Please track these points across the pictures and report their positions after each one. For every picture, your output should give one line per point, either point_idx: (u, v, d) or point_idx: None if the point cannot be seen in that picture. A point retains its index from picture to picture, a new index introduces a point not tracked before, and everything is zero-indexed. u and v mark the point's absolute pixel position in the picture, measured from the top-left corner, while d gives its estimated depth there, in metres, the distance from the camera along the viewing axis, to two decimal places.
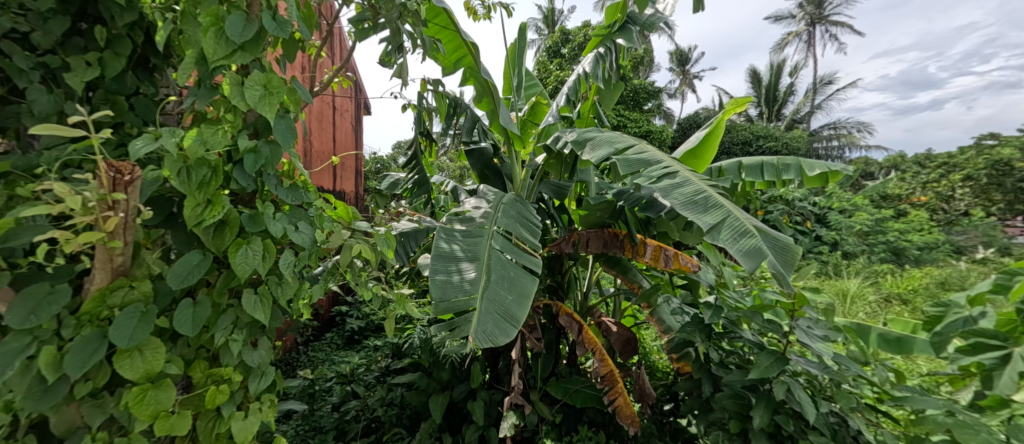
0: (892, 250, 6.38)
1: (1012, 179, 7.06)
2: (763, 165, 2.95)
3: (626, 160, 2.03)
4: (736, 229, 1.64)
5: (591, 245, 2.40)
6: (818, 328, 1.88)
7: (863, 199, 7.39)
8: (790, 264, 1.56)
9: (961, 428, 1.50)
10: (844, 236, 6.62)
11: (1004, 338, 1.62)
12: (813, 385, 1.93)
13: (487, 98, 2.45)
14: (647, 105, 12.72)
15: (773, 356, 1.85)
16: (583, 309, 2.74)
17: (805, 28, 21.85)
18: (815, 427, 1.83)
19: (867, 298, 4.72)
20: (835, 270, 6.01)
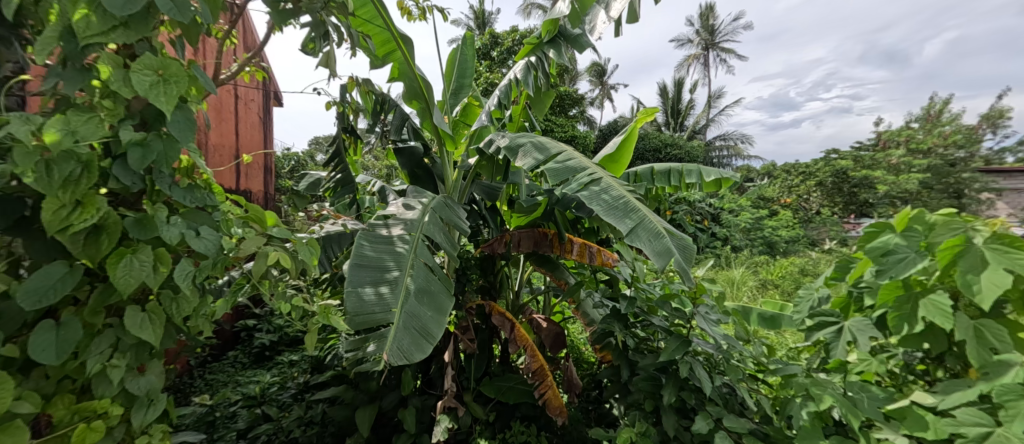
0: (767, 243, 7.32)
1: (849, 185, 8.75)
2: (671, 171, 3.17)
3: (554, 169, 2.06)
4: (651, 231, 1.75)
5: (523, 244, 2.42)
6: (713, 314, 2.09)
7: (745, 201, 8.34)
8: (690, 259, 1.73)
9: (815, 386, 1.63)
10: (733, 233, 7.39)
11: (837, 314, 1.82)
12: (710, 362, 2.07)
13: (417, 98, 2.38)
14: (572, 111, 13.21)
15: (678, 341, 1.97)
16: (515, 307, 2.78)
17: (700, 51, 24.05)
18: (710, 398, 2.01)
19: (749, 284, 5.31)
20: (725, 262, 6.68)
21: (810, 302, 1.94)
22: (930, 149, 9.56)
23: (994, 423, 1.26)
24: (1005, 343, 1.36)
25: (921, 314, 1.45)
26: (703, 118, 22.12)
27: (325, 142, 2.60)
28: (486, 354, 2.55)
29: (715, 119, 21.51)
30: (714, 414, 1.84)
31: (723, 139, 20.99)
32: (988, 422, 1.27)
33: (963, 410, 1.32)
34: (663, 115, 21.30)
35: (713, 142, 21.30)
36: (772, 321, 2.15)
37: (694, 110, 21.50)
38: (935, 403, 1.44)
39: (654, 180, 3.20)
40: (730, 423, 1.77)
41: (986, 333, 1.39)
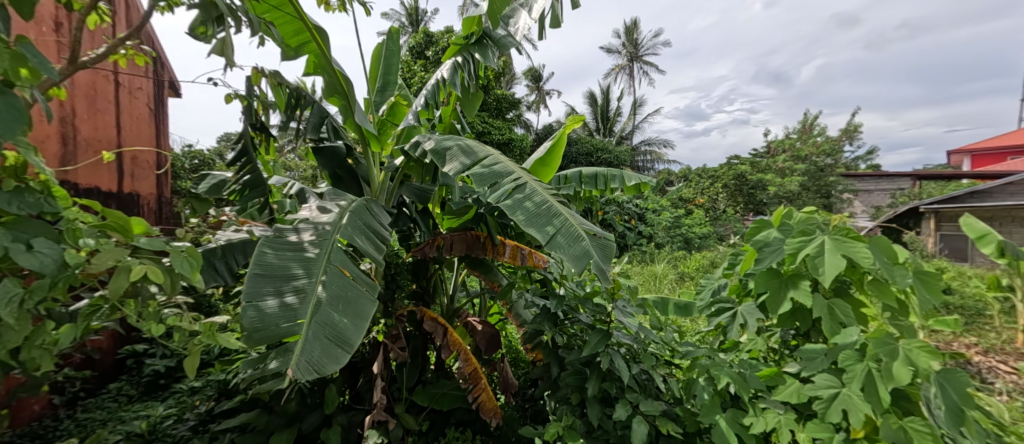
0: (684, 240, 7.88)
1: (747, 187, 9.85)
2: (597, 174, 3.27)
3: (478, 174, 2.02)
4: (569, 236, 1.78)
5: (456, 247, 2.36)
6: (630, 308, 2.24)
7: (665, 202, 8.86)
8: (609, 259, 1.78)
9: (714, 367, 1.82)
10: (656, 231, 7.85)
11: (732, 300, 2.15)
12: (631, 352, 2.14)
13: (337, 94, 2.24)
14: (509, 114, 13.25)
15: (600, 334, 2.05)
16: (449, 312, 2.69)
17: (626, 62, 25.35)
18: (628, 386, 2.10)
19: (669, 276, 5.67)
20: (649, 258, 7.07)
21: (712, 291, 2.24)
22: (807, 157, 11.24)
23: (840, 383, 1.63)
24: (848, 319, 1.76)
25: (791, 296, 1.83)
26: (628, 124, 23.34)
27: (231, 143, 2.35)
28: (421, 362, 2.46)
29: (638, 125, 22.81)
30: (632, 400, 1.95)
31: (646, 144, 22.22)
32: (836, 383, 1.64)
33: (820, 376, 1.67)
34: (593, 120, 22.13)
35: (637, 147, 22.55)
36: (687, 309, 2.30)
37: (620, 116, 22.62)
38: (798, 371, 1.81)
39: (582, 183, 3.28)
40: (645, 408, 1.88)
41: (836, 311, 1.79)
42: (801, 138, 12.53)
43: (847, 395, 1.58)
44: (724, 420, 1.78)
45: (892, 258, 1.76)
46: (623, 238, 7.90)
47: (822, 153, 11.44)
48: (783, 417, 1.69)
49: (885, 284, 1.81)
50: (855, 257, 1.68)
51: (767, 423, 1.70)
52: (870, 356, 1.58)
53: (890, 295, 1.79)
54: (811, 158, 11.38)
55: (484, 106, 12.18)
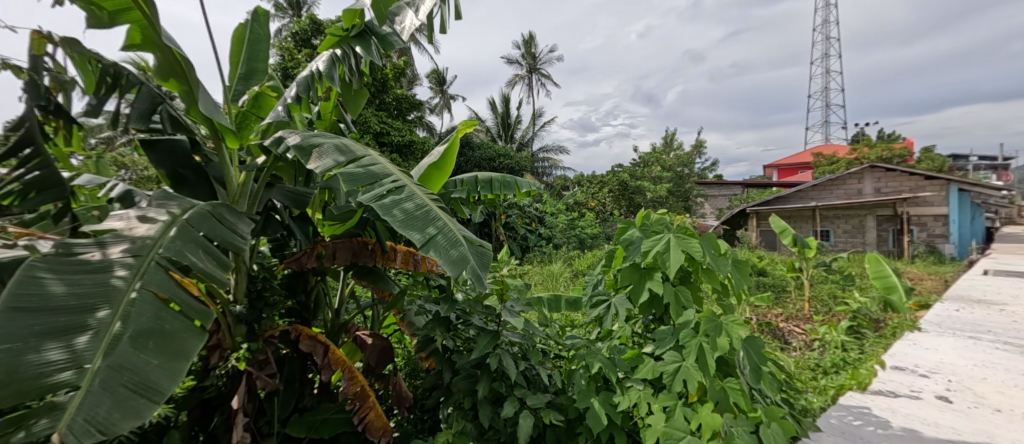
0: (578, 241, 8.34)
1: (629, 192, 10.83)
2: (492, 180, 3.23)
3: (351, 173, 1.83)
4: (449, 239, 1.70)
5: (338, 256, 2.11)
6: (517, 305, 2.16)
7: (560, 206, 9.21)
8: (486, 266, 1.72)
9: (587, 356, 1.95)
10: (554, 234, 8.16)
11: (608, 291, 2.30)
12: (522, 350, 2.15)
13: (173, 77, 1.88)
14: (410, 115, 12.72)
15: (490, 335, 2.00)
16: (334, 327, 2.41)
17: (526, 73, 26.07)
18: (518, 383, 2.07)
19: (565, 275, 5.90)
20: (548, 258, 7.30)
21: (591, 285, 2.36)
22: (671, 167, 12.98)
23: (681, 358, 1.89)
24: (688, 302, 2.04)
25: (647, 286, 2.04)
26: (527, 132, 24.02)
27: (4, 131, 1.80)
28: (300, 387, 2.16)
29: (535, 132, 23.67)
30: (519, 396, 1.95)
31: (544, 151, 22.94)
32: (679, 359, 1.89)
33: (668, 354, 1.93)
34: (494, 128, 22.43)
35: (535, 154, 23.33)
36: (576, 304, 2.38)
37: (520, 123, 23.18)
38: (653, 351, 2.06)
39: (477, 189, 3.19)
40: (532, 402, 1.89)
41: (680, 296, 2.05)
42: (672, 150, 14.17)
43: (687, 368, 1.85)
44: (597, 401, 1.89)
45: (717, 249, 2.04)
46: (525, 241, 8.02)
47: (682, 163, 13.22)
48: (643, 393, 1.90)
49: (714, 272, 2.10)
50: (690, 251, 1.92)
51: (632, 399, 1.88)
52: (701, 334, 1.87)
53: (716, 280, 2.09)
54: (675, 168, 13.18)
55: (382, 105, 11.56)
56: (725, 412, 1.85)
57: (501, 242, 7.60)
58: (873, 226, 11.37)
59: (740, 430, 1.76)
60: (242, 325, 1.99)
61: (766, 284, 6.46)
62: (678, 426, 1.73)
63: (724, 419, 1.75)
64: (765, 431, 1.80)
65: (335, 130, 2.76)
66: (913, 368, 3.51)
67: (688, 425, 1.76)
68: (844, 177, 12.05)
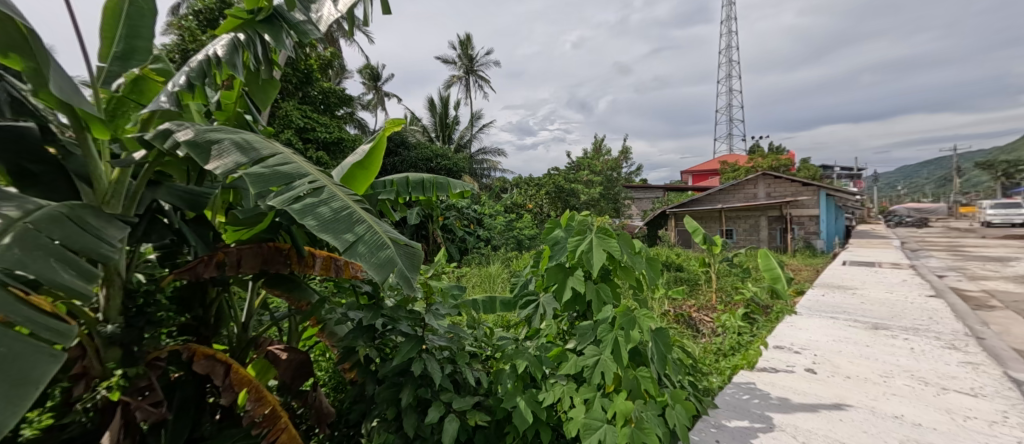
0: (517, 241, 8.46)
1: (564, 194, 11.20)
2: (424, 181, 3.17)
3: (259, 174, 1.67)
4: (374, 242, 1.63)
5: (244, 263, 1.91)
6: (444, 309, 2.13)
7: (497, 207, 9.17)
8: (417, 267, 1.68)
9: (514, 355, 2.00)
10: (493, 235, 8.14)
11: (535, 291, 2.37)
12: (451, 355, 2.08)
13: (14, 53, 1.58)
14: (340, 110, 12.03)
15: (414, 339, 1.94)
16: (242, 344, 2.18)
17: (462, 74, 25.75)
18: (444, 389, 2.02)
19: (502, 276, 5.93)
20: (486, 259, 7.28)
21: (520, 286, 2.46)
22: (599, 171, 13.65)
23: (599, 352, 1.99)
24: (607, 298, 2.16)
25: (569, 284, 2.12)
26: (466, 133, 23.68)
27: None
28: (196, 414, 1.94)
29: (473, 134, 23.39)
30: (445, 400, 1.91)
31: (483, 154, 22.63)
32: (598, 352, 2.00)
33: (588, 349, 2.02)
34: (433, 130, 21.93)
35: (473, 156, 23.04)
36: (510, 305, 2.44)
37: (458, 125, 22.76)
38: (575, 347, 2.14)
39: (408, 190, 3.09)
40: (458, 405, 1.88)
41: (601, 293, 2.17)
42: (601, 155, 14.83)
43: (604, 360, 1.96)
44: (522, 399, 1.92)
45: (632, 248, 2.19)
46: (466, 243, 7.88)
47: (611, 167, 13.94)
48: (566, 388, 1.99)
49: (630, 269, 2.24)
50: (611, 252, 2.03)
51: (556, 395, 1.95)
52: (616, 329, 1.99)
53: (632, 276, 2.24)
54: (605, 172, 13.89)
55: (307, 99, 10.84)
56: (637, 399, 1.95)
57: (438, 245, 7.43)
58: (765, 225, 12.82)
59: (649, 414, 1.86)
60: (115, 347, 1.70)
61: (682, 278, 7.05)
62: (595, 416, 1.84)
63: (636, 405, 1.85)
64: (670, 413, 1.98)
65: (239, 121, 2.53)
66: (789, 347, 4.02)
67: (605, 414, 1.87)
68: (742, 183, 13.64)
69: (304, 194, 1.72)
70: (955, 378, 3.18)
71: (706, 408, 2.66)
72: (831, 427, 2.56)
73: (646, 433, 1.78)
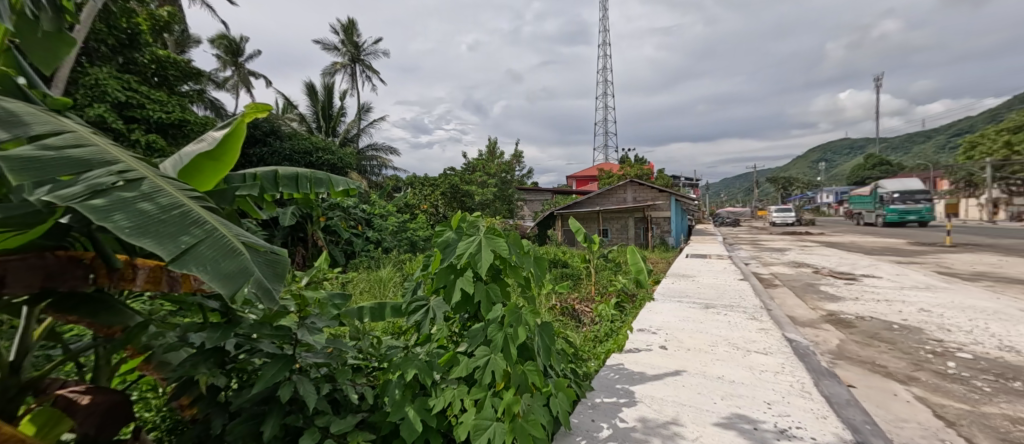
0: (410, 243, 8.41)
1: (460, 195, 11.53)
2: (298, 177, 3.11)
3: (30, 159, 1.54)
4: (222, 248, 1.59)
5: (15, 281, 1.59)
6: (320, 321, 2.20)
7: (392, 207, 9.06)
8: (279, 276, 1.70)
9: (405, 365, 2.17)
10: (384, 237, 8.02)
11: (425, 297, 2.54)
12: (329, 373, 2.21)
13: None
14: (182, 88, 10.56)
15: (282, 359, 1.94)
16: (20, 387, 1.75)
17: (347, 63, 24.21)
18: (319, 412, 2.10)
19: (393, 280, 5.94)
20: (376, 264, 7.16)
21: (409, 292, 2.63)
22: (492, 172, 14.25)
23: (490, 352, 2.22)
24: (496, 298, 2.37)
25: (460, 286, 2.31)
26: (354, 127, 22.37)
27: None
28: None
29: (363, 130, 22.13)
30: (321, 424, 1.98)
31: (373, 149, 21.71)
32: (488, 353, 2.22)
33: (478, 349, 2.24)
34: (313, 119, 20.44)
35: (364, 152, 21.83)
36: (400, 310, 2.57)
37: (344, 118, 21.38)
38: (466, 349, 2.38)
39: (279, 186, 3.00)
40: (337, 427, 1.96)
41: (490, 293, 2.38)
42: (495, 158, 15.32)
43: (494, 359, 2.19)
44: (412, 408, 2.11)
45: (520, 248, 2.42)
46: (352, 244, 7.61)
47: (505, 170, 14.64)
48: (456, 391, 2.19)
49: (518, 268, 2.47)
50: (498, 250, 2.26)
51: (445, 398, 2.15)
52: (506, 327, 2.22)
53: (521, 275, 2.46)
54: (499, 174, 14.54)
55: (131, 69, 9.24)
56: (524, 392, 2.22)
57: (320, 248, 7.06)
58: (632, 225, 14.67)
59: (535, 407, 2.19)
60: None
61: (567, 274, 7.80)
62: (485, 416, 2.08)
63: (521, 400, 2.14)
64: (553, 401, 2.32)
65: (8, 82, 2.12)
66: (649, 329, 4.71)
67: (494, 412, 2.12)
68: (615, 188, 15.47)
69: (112, 186, 1.60)
70: (755, 341, 4.15)
71: (583, 390, 2.89)
72: (676, 393, 3.04)
73: (530, 424, 2.08)
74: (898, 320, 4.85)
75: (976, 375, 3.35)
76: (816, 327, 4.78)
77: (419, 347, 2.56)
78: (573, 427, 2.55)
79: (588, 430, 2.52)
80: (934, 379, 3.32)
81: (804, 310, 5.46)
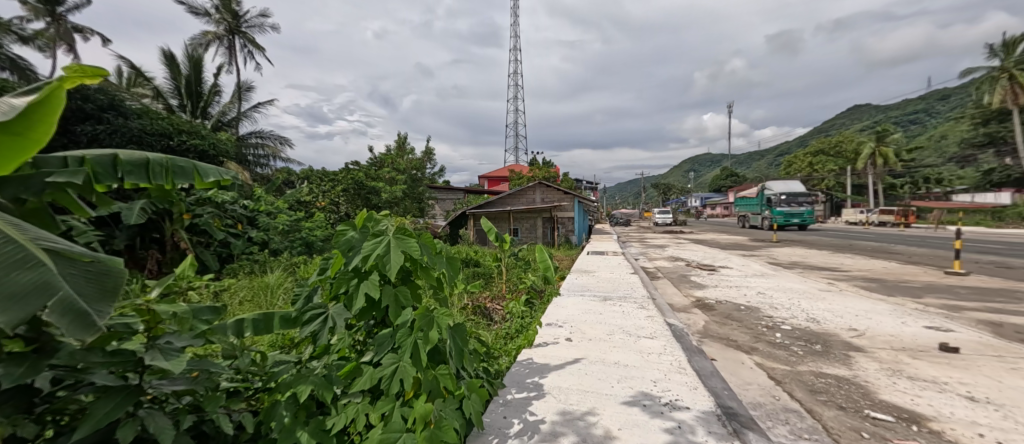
0: (305, 243, 7.92)
1: (364, 191, 11.35)
2: (149, 163, 2.49)
3: None
4: (16, 262, 1.48)
5: None
6: (180, 340, 1.84)
7: (281, 203, 8.85)
8: (104, 288, 1.61)
9: (298, 382, 2.03)
10: (271, 237, 7.49)
11: (322, 303, 2.36)
12: (195, 402, 1.91)
13: None
14: None
15: (122, 394, 1.62)
16: None
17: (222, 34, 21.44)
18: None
19: (282, 285, 5.63)
20: (262, 268, 6.68)
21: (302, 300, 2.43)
22: (403, 169, 14.29)
23: (398, 359, 2.11)
24: (406, 301, 2.28)
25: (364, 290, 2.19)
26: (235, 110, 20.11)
27: None
28: None
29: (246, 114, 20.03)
30: None
31: (257, 136, 18.40)
32: (397, 360, 2.11)
33: (386, 358, 2.13)
34: (174, 95, 16.97)
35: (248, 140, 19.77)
36: (293, 320, 2.37)
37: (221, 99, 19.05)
38: (371, 359, 2.25)
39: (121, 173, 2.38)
40: None
41: (400, 297, 2.28)
42: (404, 154, 15.14)
43: (403, 366, 2.08)
44: (307, 432, 1.99)
45: (432, 248, 2.39)
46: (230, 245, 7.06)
47: (414, 167, 14.81)
48: (360, 405, 2.08)
49: (430, 269, 2.41)
50: (408, 251, 2.18)
51: (347, 415, 2.04)
52: (416, 331, 2.13)
53: (432, 276, 2.41)
54: (408, 171, 14.55)
55: None
56: (436, 398, 2.11)
57: (186, 252, 6.39)
58: (542, 225, 15.37)
59: (448, 412, 2.09)
60: None
61: (479, 272, 8.06)
62: (394, 428, 1.96)
63: (434, 407, 2.04)
64: (466, 403, 2.22)
65: None
66: (556, 323, 5.06)
67: (404, 422, 2.01)
68: (525, 189, 16.07)
69: None
70: (642, 328, 4.72)
71: (496, 388, 2.76)
72: (579, 380, 3.25)
73: (443, 430, 1.97)
74: (744, 302, 5.84)
75: (795, 341, 4.23)
76: (687, 311, 5.56)
77: (315, 361, 2.40)
78: (486, 426, 2.53)
79: (500, 428, 2.53)
80: (768, 348, 4.12)
81: (678, 298, 6.33)
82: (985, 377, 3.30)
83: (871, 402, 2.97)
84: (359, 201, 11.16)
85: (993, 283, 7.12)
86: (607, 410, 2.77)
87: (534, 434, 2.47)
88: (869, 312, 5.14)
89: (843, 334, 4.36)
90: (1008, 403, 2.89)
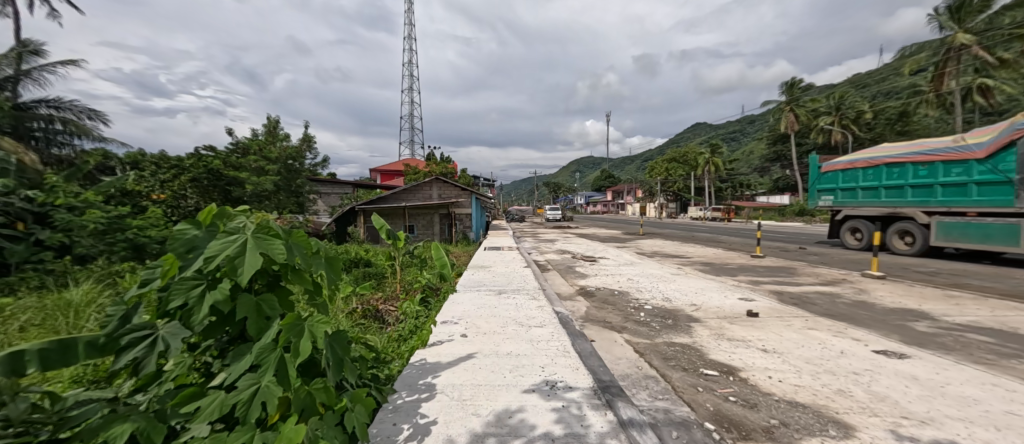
0: (132, 246, 6.40)
1: (223, 183, 10.46)
2: None
3: None
4: None
5: None
6: None
7: (93, 193, 6.56)
8: None
9: (110, 424, 1.63)
10: (75, 238, 5.85)
11: (148, 325, 1.86)
12: None
13: None
14: None
15: None
16: None
17: None
18: None
19: (97, 302, 4.80)
20: (59, 281, 5.41)
21: (116, 321, 1.86)
22: (277, 157, 13.03)
23: (258, 378, 1.83)
24: (272, 311, 1.94)
25: (209, 301, 1.81)
26: None
27: None
28: None
29: None
30: None
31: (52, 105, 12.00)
32: (256, 379, 1.83)
33: (242, 380, 1.82)
34: None
35: None
36: (102, 347, 1.84)
37: None
38: (221, 381, 1.88)
39: None
40: None
41: (262, 306, 1.92)
42: (276, 141, 13.90)
43: (265, 387, 1.82)
44: None
45: (306, 248, 2.04)
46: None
47: (290, 156, 13.58)
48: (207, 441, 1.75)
49: (304, 271, 2.10)
50: (271, 253, 1.85)
51: None
52: (281, 345, 1.88)
53: (307, 279, 2.10)
54: (281, 160, 13.30)
55: None
56: (309, 416, 1.87)
57: None
58: (438, 221, 15.38)
59: (324, 432, 1.88)
60: None
61: (369, 273, 7.85)
62: None
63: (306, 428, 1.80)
64: (348, 417, 2.03)
65: None
66: (452, 320, 5.18)
67: None
68: (419, 185, 15.84)
69: None
70: (533, 317, 5.12)
71: (385, 397, 2.74)
72: (474, 376, 3.44)
73: None
74: (617, 287, 6.65)
75: (653, 319, 4.94)
76: (572, 299, 6.13)
77: (138, 395, 1.91)
78: (372, 436, 2.50)
79: (388, 436, 2.54)
80: (635, 326, 4.76)
81: (565, 287, 6.92)
82: (773, 333, 4.22)
83: (704, 362, 3.64)
84: (212, 194, 10.16)
85: (781, 262, 9.05)
86: (501, 395, 3.06)
87: (425, 436, 2.55)
88: (704, 289, 6.18)
89: (686, 309, 5.20)
90: (785, 351, 3.76)
